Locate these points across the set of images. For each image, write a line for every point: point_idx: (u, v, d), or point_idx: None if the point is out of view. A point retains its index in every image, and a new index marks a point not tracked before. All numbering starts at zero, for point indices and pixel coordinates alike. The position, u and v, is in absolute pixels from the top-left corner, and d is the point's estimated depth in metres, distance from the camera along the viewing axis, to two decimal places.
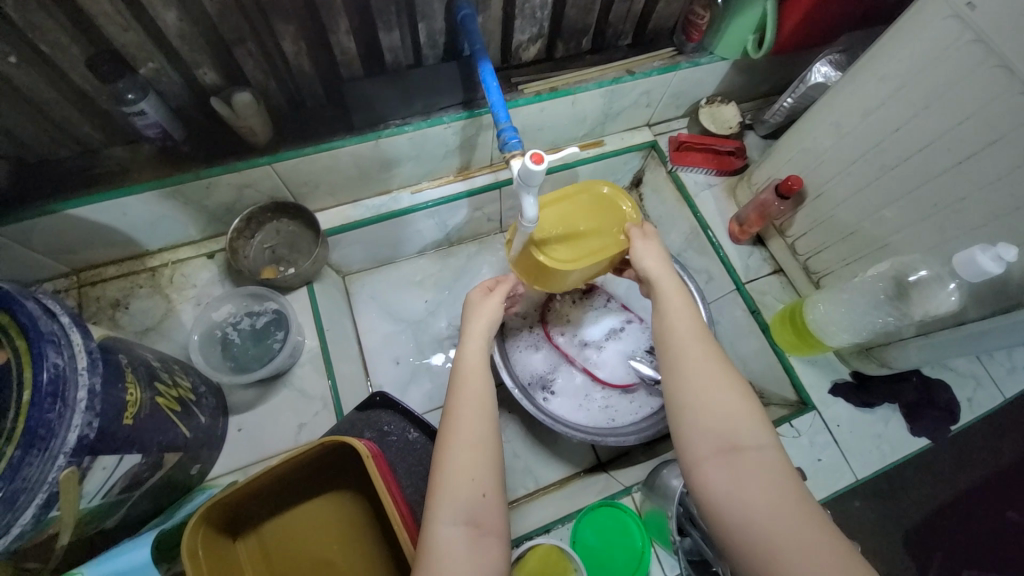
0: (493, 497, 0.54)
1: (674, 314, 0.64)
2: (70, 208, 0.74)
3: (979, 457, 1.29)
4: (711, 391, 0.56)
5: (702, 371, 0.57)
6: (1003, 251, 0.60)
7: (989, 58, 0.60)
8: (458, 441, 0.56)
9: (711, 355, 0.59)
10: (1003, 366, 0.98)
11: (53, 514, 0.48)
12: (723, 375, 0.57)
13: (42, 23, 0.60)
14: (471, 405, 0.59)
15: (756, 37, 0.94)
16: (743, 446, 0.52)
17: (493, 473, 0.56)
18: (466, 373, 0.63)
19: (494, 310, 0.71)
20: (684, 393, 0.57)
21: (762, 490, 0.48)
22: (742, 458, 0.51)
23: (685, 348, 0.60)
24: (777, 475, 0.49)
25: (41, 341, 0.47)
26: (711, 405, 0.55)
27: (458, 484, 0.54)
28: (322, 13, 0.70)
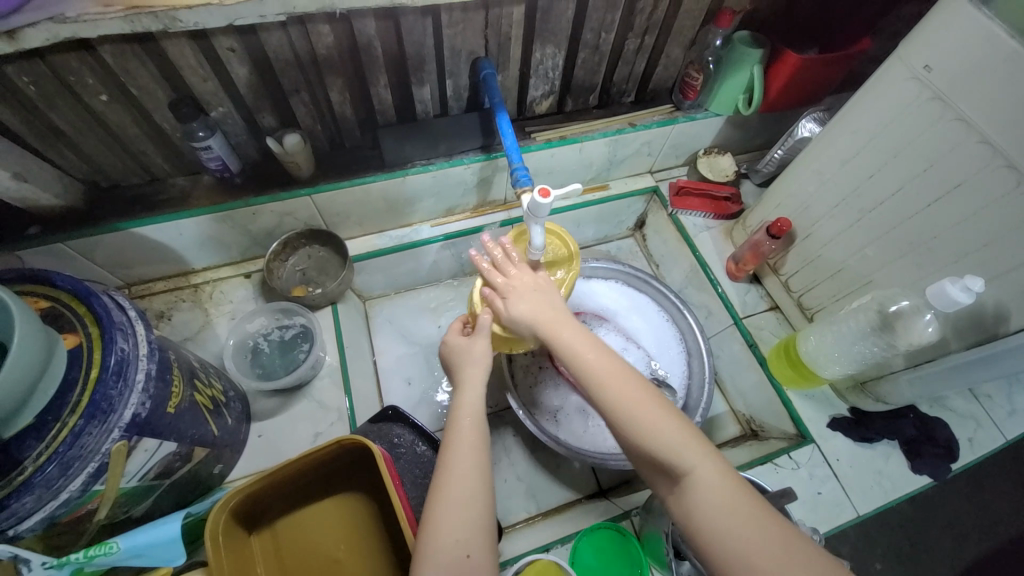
0: (480, 556, 0.56)
1: (571, 344, 0.65)
2: (135, 227, 0.85)
3: (1000, 511, 1.23)
4: (639, 419, 0.58)
5: (621, 401, 0.59)
6: (971, 283, 0.65)
7: (945, 113, 0.68)
8: (449, 499, 0.59)
9: (628, 378, 0.61)
10: (1003, 408, 0.99)
11: (97, 487, 0.54)
12: (642, 397, 0.59)
13: (138, 72, 0.73)
14: (461, 467, 0.62)
15: (745, 96, 1.06)
16: (681, 474, 0.55)
17: (476, 530, 0.58)
18: (458, 431, 0.65)
19: (485, 353, 0.72)
20: (620, 433, 0.59)
21: (703, 507, 0.52)
22: (682, 480, 0.54)
23: (602, 386, 0.61)
24: (713, 486, 0.53)
25: (112, 328, 0.55)
26: (643, 434, 0.57)
27: (446, 545, 0.56)
28: (366, 69, 0.83)
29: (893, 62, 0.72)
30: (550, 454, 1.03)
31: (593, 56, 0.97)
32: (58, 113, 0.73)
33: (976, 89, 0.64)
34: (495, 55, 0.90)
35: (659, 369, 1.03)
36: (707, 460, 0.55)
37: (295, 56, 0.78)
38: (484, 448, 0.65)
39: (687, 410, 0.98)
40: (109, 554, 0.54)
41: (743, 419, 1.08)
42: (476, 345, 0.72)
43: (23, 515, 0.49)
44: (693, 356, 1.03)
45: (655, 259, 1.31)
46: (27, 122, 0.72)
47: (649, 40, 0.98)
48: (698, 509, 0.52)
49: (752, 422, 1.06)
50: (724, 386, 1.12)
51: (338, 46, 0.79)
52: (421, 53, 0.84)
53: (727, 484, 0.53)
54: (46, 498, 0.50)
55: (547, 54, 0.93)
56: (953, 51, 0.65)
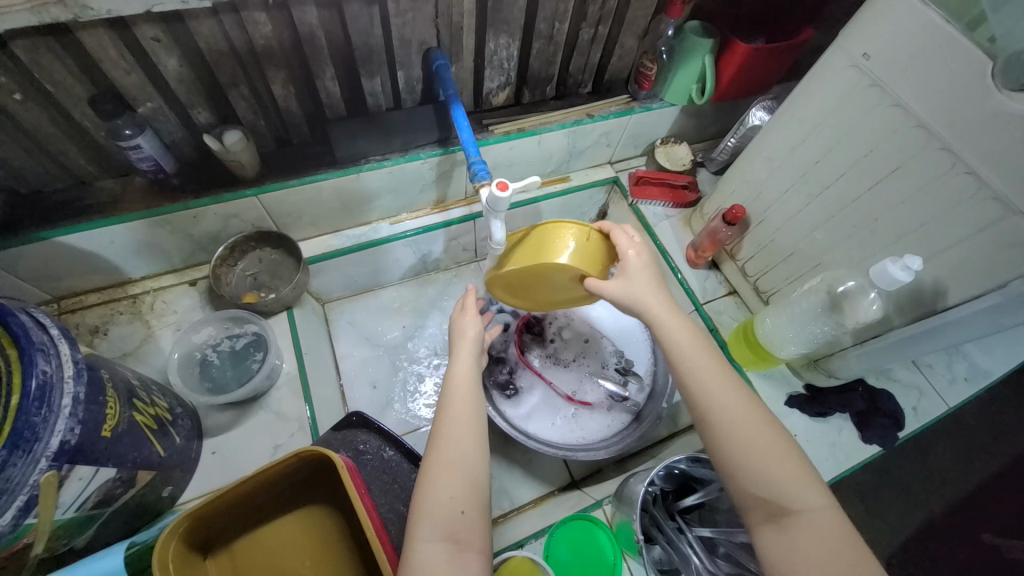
0: (471, 514, 0.55)
1: (691, 358, 0.63)
2: (57, 236, 0.77)
3: (942, 472, 1.32)
4: (756, 454, 0.56)
5: (741, 430, 0.57)
6: (910, 262, 0.69)
7: (883, 99, 0.71)
8: (443, 462, 0.58)
9: (755, 411, 0.59)
10: (942, 377, 1.06)
11: (31, 520, 0.50)
12: (765, 431, 0.57)
13: (50, 65, 0.66)
14: (455, 427, 0.61)
15: (698, 86, 1.07)
16: (794, 511, 0.53)
17: (472, 490, 0.57)
18: (447, 393, 0.65)
19: (473, 325, 0.74)
20: (726, 450, 0.57)
21: (820, 559, 0.50)
22: (796, 523, 0.52)
23: (721, 400, 0.59)
24: (832, 539, 0.51)
25: (32, 349, 0.50)
26: (760, 470, 0.55)
27: (439, 502, 0.55)
28: (310, 61, 0.79)
29: (835, 51, 0.74)
30: (522, 449, 1.02)
31: (548, 46, 0.96)
32: None
33: (909, 77, 0.67)
34: (448, 45, 0.87)
35: (625, 358, 1.04)
36: (825, 508, 0.53)
37: (231, 46, 0.73)
38: (478, 406, 0.65)
39: (654, 395, 0.97)
40: None
41: None
42: (465, 321, 0.74)
43: None
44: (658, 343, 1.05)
45: None
46: None
47: (603, 29, 0.97)
48: (808, 556, 0.50)
49: None
50: None
51: (277, 36, 0.74)
52: (369, 43, 0.80)
53: (851, 547, 0.51)
54: None
55: (501, 44, 0.91)
56: (889, 39, 0.67)
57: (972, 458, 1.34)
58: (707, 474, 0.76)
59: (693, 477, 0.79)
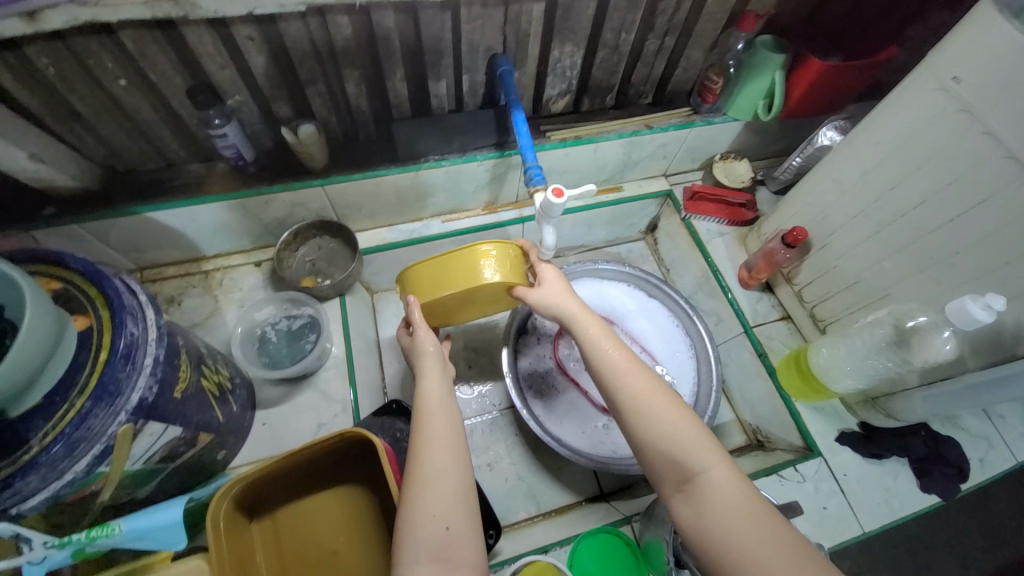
0: (458, 531, 0.55)
1: (603, 349, 0.66)
2: (149, 212, 0.85)
3: (1009, 536, 1.21)
4: (660, 424, 0.57)
5: (640, 402, 0.59)
6: (992, 301, 0.64)
7: (973, 126, 0.66)
8: (424, 479, 0.57)
9: (652, 383, 0.61)
10: (1019, 431, 0.96)
11: (102, 469, 0.54)
12: (661, 400, 0.59)
13: (158, 58, 0.73)
14: (435, 446, 0.60)
15: (766, 101, 1.04)
16: (694, 472, 0.54)
17: (456, 507, 0.56)
18: (423, 410, 0.64)
19: (432, 346, 0.72)
20: (633, 429, 0.59)
21: (719, 515, 0.51)
22: (698, 486, 0.53)
23: (621, 380, 0.62)
24: (729, 492, 0.52)
25: (122, 311, 0.56)
26: (662, 439, 0.56)
27: (423, 523, 0.54)
28: (383, 63, 0.83)
29: (921, 72, 0.70)
30: (553, 455, 1.02)
31: (612, 56, 0.96)
32: (76, 95, 0.73)
33: (1005, 104, 0.62)
34: (513, 52, 0.89)
35: (664, 374, 1.02)
36: (722, 461, 0.54)
37: (313, 47, 0.78)
38: (457, 428, 0.64)
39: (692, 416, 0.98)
40: (110, 535, 0.53)
41: (749, 429, 1.07)
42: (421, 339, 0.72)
43: (26, 494, 0.49)
44: (701, 362, 1.02)
45: (666, 263, 1.29)
46: (47, 104, 0.73)
47: (669, 41, 0.96)
48: (714, 515, 0.51)
49: (758, 433, 1.05)
50: (730, 395, 1.11)
51: (355, 38, 0.78)
52: (438, 47, 0.84)
53: (745, 499, 0.51)
54: (50, 477, 0.50)
55: (565, 52, 0.92)
56: (984, 63, 0.63)
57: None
58: None
59: None
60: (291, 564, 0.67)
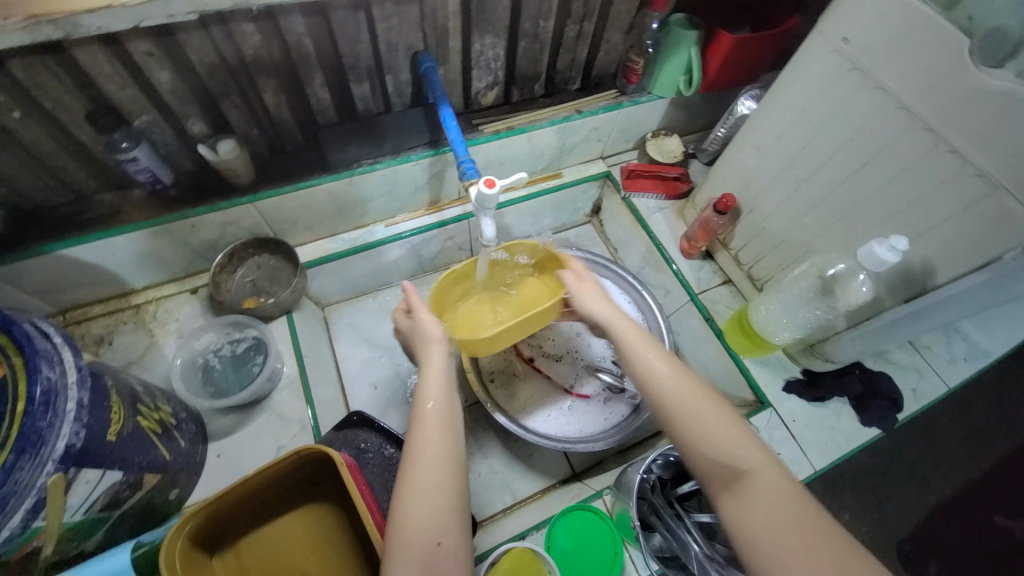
0: (448, 544, 0.53)
1: (640, 349, 0.66)
2: (61, 249, 0.79)
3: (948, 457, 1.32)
4: (704, 429, 0.57)
5: (689, 408, 0.59)
6: (895, 242, 0.69)
7: (865, 82, 0.71)
8: (413, 487, 0.56)
9: (702, 392, 0.61)
10: (941, 357, 1.06)
11: (38, 523, 0.51)
12: (713, 409, 0.59)
13: (47, 82, 0.68)
14: (426, 458, 0.58)
15: (686, 77, 1.08)
16: (745, 474, 0.54)
17: (448, 519, 0.55)
18: (421, 412, 0.62)
19: (437, 328, 0.71)
20: (677, 430, 0.58)
21: (769, 519, 0.51)
22: (747, 487, 0.54)
23: (666, 382, 0.61)
24: (779, 493, 0.53)
25: (35, 357, 0.52)
26: (711, 445, 0.56)
27: (414, 536, 0.53)
28: (300, 69, 0.80)
29: (815, 37, 0.75)
30: (523, 444, 1.03)
31: (534, 44, 0.97)
32: None
33: (891, 58, 0.67)
34: (434, 48, 0.89)
35: None
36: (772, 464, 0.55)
37: (221, 57, 0.75)
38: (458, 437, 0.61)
39: None
40: None
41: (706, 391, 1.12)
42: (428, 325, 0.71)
43: None
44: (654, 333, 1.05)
45: (613, 243, 1.32)
46: None
47: (588, 26, 0.98)
48: (765, 520, 0.51)
49: None
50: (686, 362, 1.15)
51: (266, 46, 0.76)
52: (356, 49, 0.82)
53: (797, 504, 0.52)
54: None
55: (487, 44, 0.92)
56: (868, 23, 0.68)
57: (979, 443, 1.33)
58: None
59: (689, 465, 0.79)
60: None
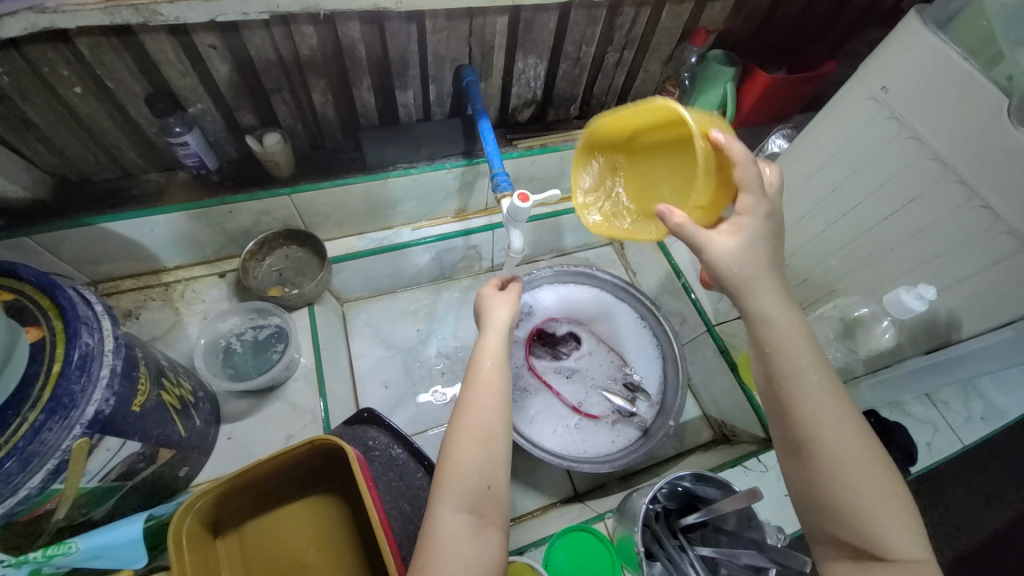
0: (499, 487, 0.56)
1: (808, 387, 0.53)
2: (104, 222, 0.82)
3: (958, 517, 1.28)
4: (865, 503, 0.50)
5: (847, 468, 0.50)
6: (923, 291, 0.69)
7: (901, 131, 0.72)
8: (467, 432, 0.58)
9: (868, 455, 0.51)
10: (959, 414, 1.04)
11: (56, 485, 0.52)
12: (878, 483, 0.50)
13: (115, 65, 0.71)
14: (477, 408, 0.59)
15: (719, 111, 1.10)
16: (894, 561, 0.48)
17: (501, 466, 0.58)
18: (480, 367, 0.63)
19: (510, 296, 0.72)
20: (828, 490, 0.51)
21: None
22: (891, 570, 0.48)
23: (822, 434, 0.52)
24: None
25: (76, 322, 0.54)
26: (867, 518, 0.49)
27: (467, 474, 0.55)
28: (349, 72, 0.84)
29: (853, 84, 0.77)
30: (527, 458, 1.03)
31: (574, 68, 1.00)
32: (27, 103, 0.71)
33: (927, 111, 0.68)
34: (478, 63, 0.92)
35: (633, 373, 1.05)
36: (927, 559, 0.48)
37: (278, 55, 0.78)
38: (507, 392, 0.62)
39: (663, 411, 1.00)
40: (67, 554, 0.52)
41: (716, 424, 1.10)
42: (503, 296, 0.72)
43: None
44: (670, 362, 1.04)
45: (633, 267, 1.33)
46: None
47: (628, 54, 1.01)
48: None
49: (724, 427, 1.08)
50: (697, 392, 1.15)
51: (321, 48, 0.79)
52: (405, 58, 0.85)
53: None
54: (2, 495, 0.47)
55: (529, 63, 0.95)
56: (907, 74, 0.69)
57: (992, 505, 1.29)
58: (711, 493, 0.76)
59: (696, 496, 0.78)
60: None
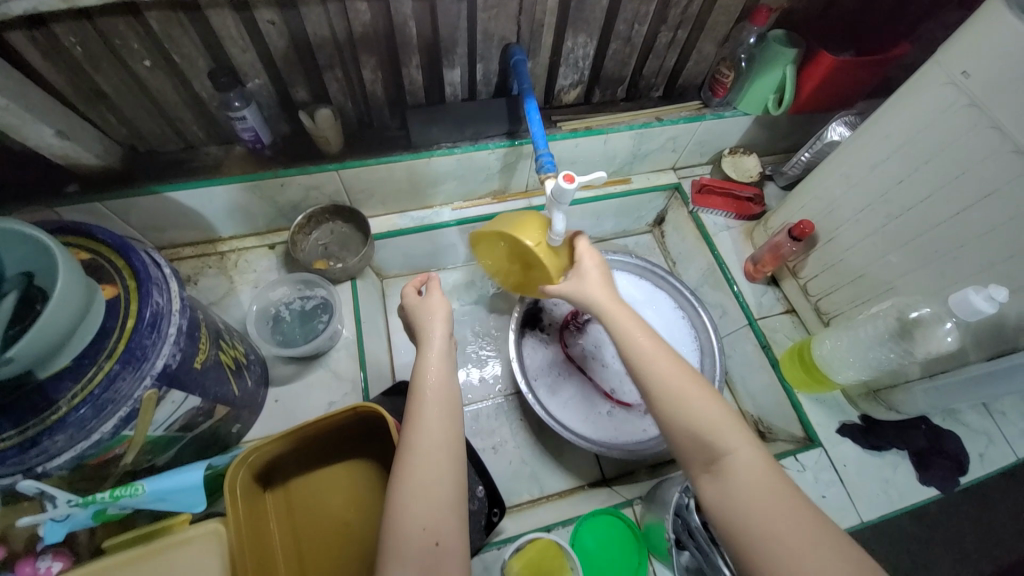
0: (447, 542, 0.53)
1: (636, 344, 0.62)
2: (168, 191, 0.87)
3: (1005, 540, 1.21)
4: (699, 422, 0.55)
5: (669, 395, 0.57)
6: (995, 293, 0.65)
7: (980, 121, 0.67)
8: (410, 486, 0.55)
9: (686, 373, 0.59)
10: (1018, 426, 0.97)
11: (126, 432, 0.56)
12: (697, 398, 0.57)
13: (181, 39, 0.74)
14: (433, 463, 0.57)
15: (776, 96, 1.04)
16: (721, 455, 0.54)
17: (448, 519, 0.55)
18: (419, 408, 0.61)
19: (440, 305, 0.73)
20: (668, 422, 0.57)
21: (757, 508, 0.50)
22: (726, 468, 0.53)
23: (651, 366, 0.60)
24: (759, 482, 0.51)
25: (148, 282, 0.58)
26: (694, 425, 0.55)
27: (410, 528, 0.53)
28: (399, 50, 0.84)
29: (931, 66, 0.71)
30: (556, 440, 1.04)
31: (625, 47, 0.97)
32: (101, 75, 0.76)
33: (1013, 97, 0.63)
34: (527, 42, 0.90)
35: None
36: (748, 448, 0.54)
37: (332, 32, 0.80)
38: (456, 434, 0.61)
39: None
40: (133, 496, 0.56)
41: (751, 420, 1.07)
42: (433, 305, 0.73)
43: (54, 452, 0.51)
44: (706, 354, 1.03)
45: (672, 256, 1.30)
46: (72, 81, 0.75)
47: (682, 34, 0.97)
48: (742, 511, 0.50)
49: (760, 424, 1.05)
50: (733, 388, 1.11)
51: (373, 24, 0.80)
52: (454, 35, 0.85)
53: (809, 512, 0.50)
54: (78, 438, 0.52)
55: (578, 42, 0.93)
56: (990, 58, 0.64)
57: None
58: None
59: None
60: (303, 531, 0.70)
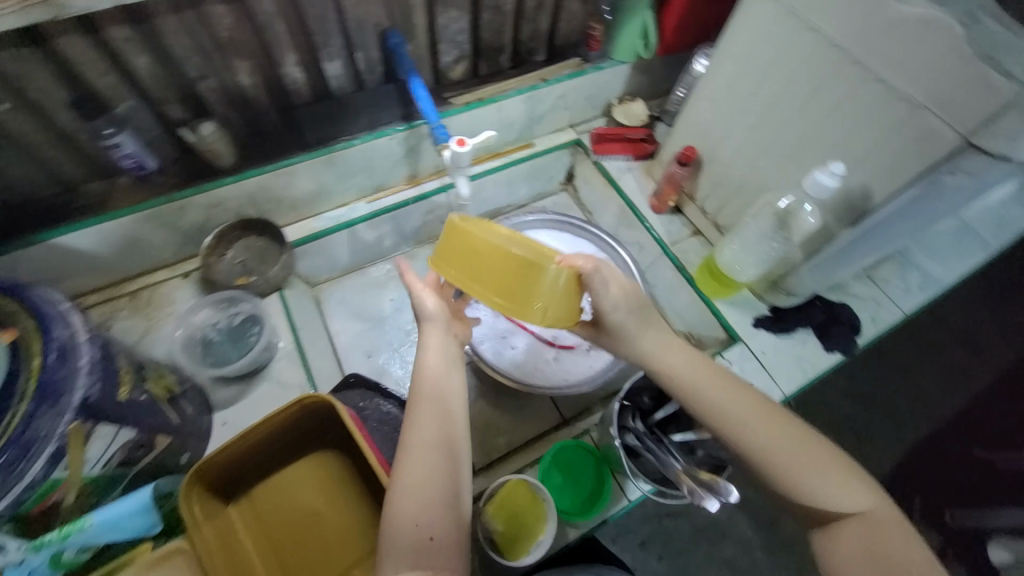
0: (440, 540, 0.56)
1: (743, 407, 0.65)
2: (54, 237, 0.82)
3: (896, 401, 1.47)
4: (831, 481, 0.60)
5: (803, 460, 0.61)
6: (833, 168, 0.76)
7: (800, 25, 0.77)
8: (404, 483, 0.58)
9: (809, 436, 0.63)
10: (898, 287, 1.13)
11: (57, 474, 0.54)
12: (824, 458, 0.62)
13: (31, 74, 0.71)
14: (423, 459, 0.60)
15: (643, 42, 1.13)
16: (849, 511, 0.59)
17: (437, 511, 0.57)
18: (418, 404, 0.64)
19: (437, 311, 0.73)
20: (800, 484, 0.60)
21: (862, 546, 0.57)
22: (848, 518, 0.59)
23: (790, 436, 0.62)
24: (887, 524, 0.58)
25: (49, 319, 0.56)
26: (819, 489, 0.60)
27: (403, 530, 0.55)
28: (272, 49, 0.85)
29: None
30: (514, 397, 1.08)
31: (496, 16, 1.02)
32: None
33: None
34: (401, 24, 0.93)
35: None
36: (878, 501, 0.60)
37: (195, 42, 0.79)
38: (454, 422, 0.64)
39: None
40: (84, 529, 0.58)
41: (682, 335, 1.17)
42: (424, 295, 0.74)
43: None
44: None
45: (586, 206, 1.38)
46: None
47: None
48: (856, 546, 0.57)
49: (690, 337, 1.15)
50: (663, 313, 1.21)
51: (238, 27, 0.80)
52: (325, 28, 0.86)
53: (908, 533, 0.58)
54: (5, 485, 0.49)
55: (450, 17, 0.97)
56: None
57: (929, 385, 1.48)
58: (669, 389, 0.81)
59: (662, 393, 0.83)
60: (272, 536, 0.71)
